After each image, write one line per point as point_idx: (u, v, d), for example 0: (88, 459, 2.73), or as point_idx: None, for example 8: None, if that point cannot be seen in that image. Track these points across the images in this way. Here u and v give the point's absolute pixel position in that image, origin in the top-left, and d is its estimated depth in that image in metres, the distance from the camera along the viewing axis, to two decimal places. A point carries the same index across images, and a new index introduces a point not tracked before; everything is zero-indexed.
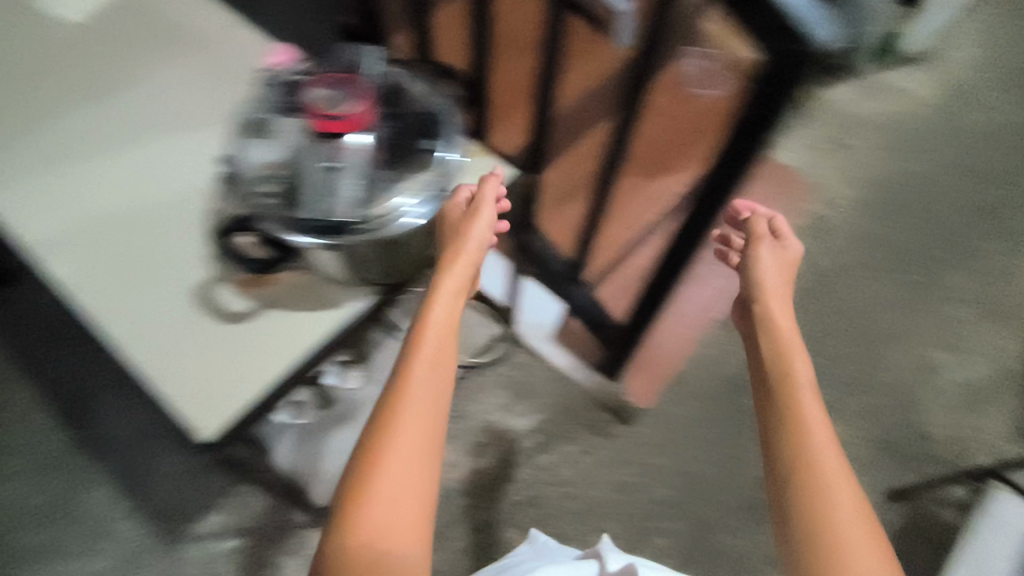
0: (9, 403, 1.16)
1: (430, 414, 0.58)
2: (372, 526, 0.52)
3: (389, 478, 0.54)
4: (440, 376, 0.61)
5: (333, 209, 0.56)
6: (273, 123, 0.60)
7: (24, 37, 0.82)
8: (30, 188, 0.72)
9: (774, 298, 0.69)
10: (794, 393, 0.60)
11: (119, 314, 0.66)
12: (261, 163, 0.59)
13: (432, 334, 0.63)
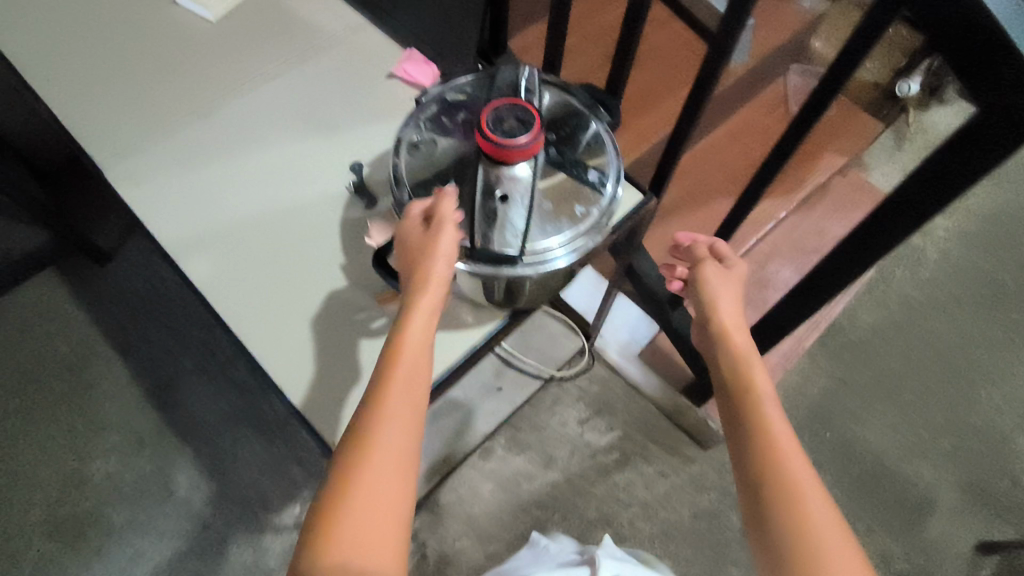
0: (103, 381, 1.19)
1: (401, 454, 0.50)
2: (343, 555, 0.47)
3: (350, 526, 0.47)
4: (410, 409, 0.52)
5: (497, 242, 0.56)
6: (436, 144, 0.61)
7: (162, 32, 0.83)
8: (168, 186, 0.74)
9: (733, 324, 0.60)
10: (780, 446, 0.52)
11: (259, 322, 0.69)
12: (424, 181, 0.59)
13: (410, 361, 0.54)
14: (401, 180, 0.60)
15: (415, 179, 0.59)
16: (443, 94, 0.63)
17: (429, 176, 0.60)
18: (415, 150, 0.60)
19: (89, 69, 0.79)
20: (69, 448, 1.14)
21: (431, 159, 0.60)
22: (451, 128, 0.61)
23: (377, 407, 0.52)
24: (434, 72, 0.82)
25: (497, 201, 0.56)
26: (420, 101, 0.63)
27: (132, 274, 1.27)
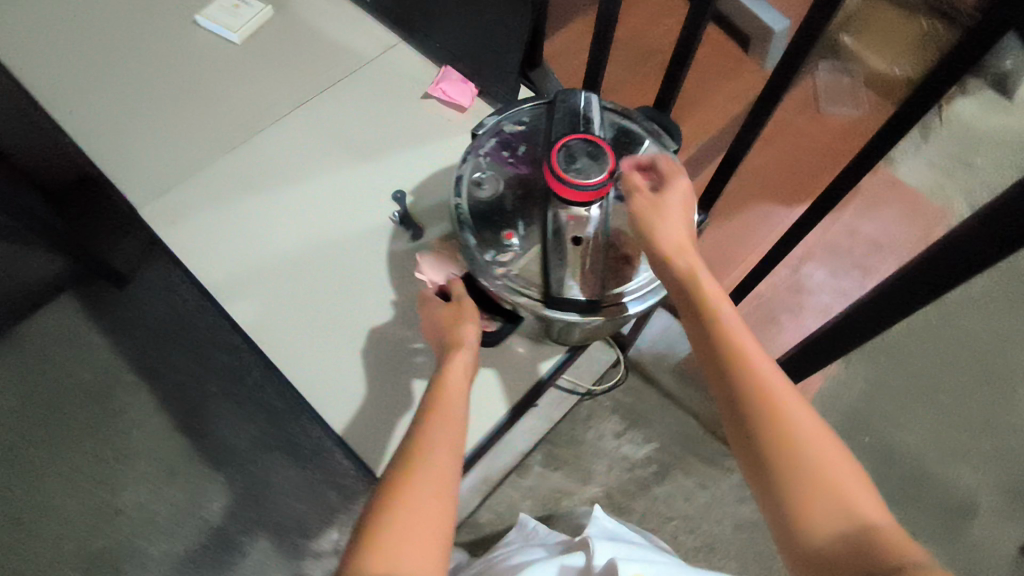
0: (129, 409, 1.15)
1: (441, 459, 0.50)
2: (386, 557, 0.45)
3: (400, 528, 0.46)
4: (452, 418, 0.53)
5: (570, 288, 0.56)
6: (497, 181, 0.60)
7: (188, 61, 0.80)
8: (208, 223, 0.72)
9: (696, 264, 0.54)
10: (764, 405, 0.47)
11: (310, 364, 0.67)
12: (487, 223, 0.59)
13: (458, 387, 0.55)
14: (464, 221, 0.59)
15: (480, 221, 0.59)
16: (500, 124, 0.62)
17: (494, 218, 0.59)
18: (478, 190, 0.60)
19: (118, 105, 0.77)
20: (97, 480, 1.10)
21: (491, 197, 0.60)
22: (514, 165, 0.61)
23: (426, 420, 0.53)
24: (472, 90, 0.80)
25: (570, 243, 0.56)
26: (477, 135, 0.62)
27: (153, 297, 1.23)
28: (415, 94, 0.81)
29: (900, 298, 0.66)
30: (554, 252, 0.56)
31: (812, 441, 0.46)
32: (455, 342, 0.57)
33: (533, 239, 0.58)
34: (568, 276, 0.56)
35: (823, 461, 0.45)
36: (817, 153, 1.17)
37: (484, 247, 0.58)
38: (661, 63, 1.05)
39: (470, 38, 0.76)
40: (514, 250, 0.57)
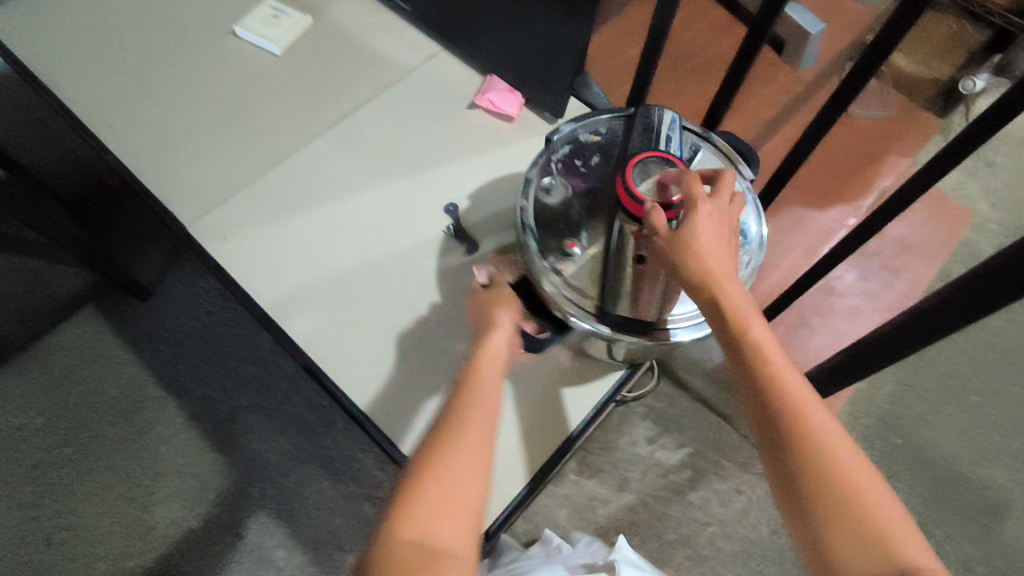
0: (158, 423, 1.13)
1: (477, 436, 0.47)
2: (413, 527, 0.43)
3: (429, 499, 0.44)
4: (488, 396, 0.50)
5: (627, 308, 0.56)
6: (563, 190, 0.60)
7: (229, 75, 0.80)
8: (259, 240, 0.71)
9: (730, 279, 0.48)
10: (805, 442, 0.43)
11: (365, 381, 0.65)
12: (550, 232, 0.58)
13: (494, 368, 0.52)
14: (528, 224, 0.58)
15: (545, 227, 0.58)
16: (576, 132, 0.62)
17: (560, 225, 0.58)
18: (547, 197, 0.59)
19: (160, 121, 0.76)
20: (128, 496, 1.09)
21: (556, 207, 0.59)
22: (586, 176, 0.60)
23: (462, 398, 0.50)
24: (520, 100, 0.79)
25: (632, 262, 0.55)
26: (552, 141, 0.62)
27: (178, 310, 1.21)
28: (460, 105, 0.80)
29: (919, 332, 0.65)
30: (615, 269, 0.55)
31: (855, 472, 0.42)
32: (489, 326, 0.56)
33: (595, 249, 0.57)
34: (625, 296, 0.55)
35: (867, 499, 0.41)
36: (855, 154, 1.15)
37: (545, 253, 0.57)
38: (694, 68, 1.04)
39: (518, 47, 0.74)
40: (576, 260, 0.57)
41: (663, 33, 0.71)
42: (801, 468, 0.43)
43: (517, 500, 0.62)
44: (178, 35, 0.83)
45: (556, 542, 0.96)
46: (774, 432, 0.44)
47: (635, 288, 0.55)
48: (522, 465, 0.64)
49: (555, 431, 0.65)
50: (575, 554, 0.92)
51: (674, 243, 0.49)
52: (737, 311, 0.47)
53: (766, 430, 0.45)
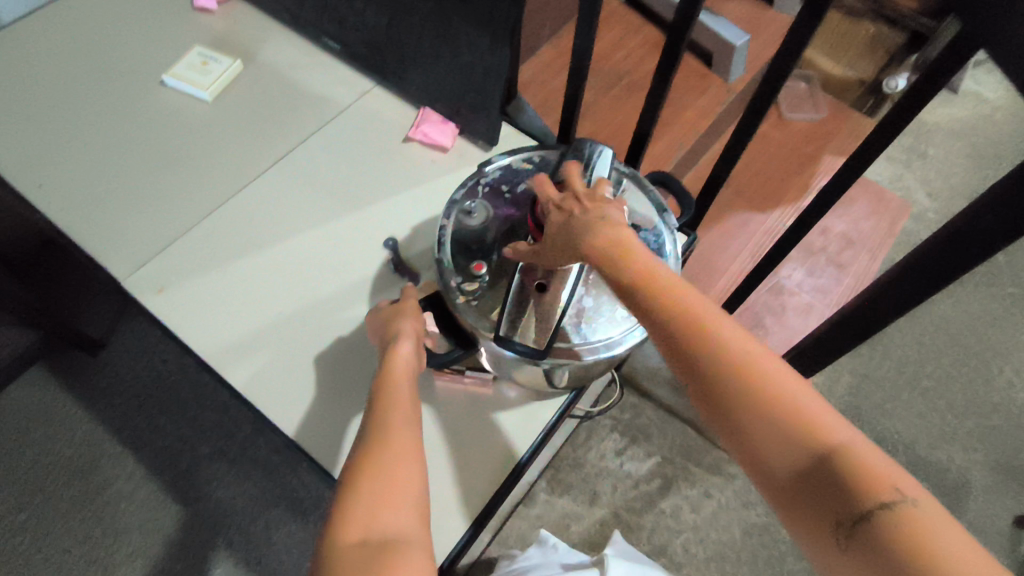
0: (116, 480, 1.10)
1: (400, 429, 0.45)
2: (360, 528, 0.39)
3: (369, 497, 0.41)
4: (405, 397, 0.49)
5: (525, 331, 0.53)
6: (478, 217, 0.60)
7: (163, 125, 0.80)
8: (196, 287, 0.70)
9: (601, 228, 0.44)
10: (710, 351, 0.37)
11: (311, 421, 0.64)
12: (464, 258, 0.58)
13: (408, 375, 0.52)
14: (445, 243, 0.59)
15: (460, 247, 0.59)
16: (508, 160, 0.64)
17: (474, 247, 0.59)
18: (467, 219, 0.60)
19: (91, 177, 0.76)
20: (88, 559, 1.05)
21: (476, 232, 0.60)
22: (508, 206, 0.61)
23: (379, 403, 0.48)
24: (454, 130, 0.80)
25: (534, 290, 0.54)
26: (486, 166, 0.64)
27: (130, 360, 1.18)
28: (396, 138, 0.81)
29: (862, 323, 0.68)
30: (517, 294, 0.53)
31: (776, 375, 0.36)
32: (394, 337, 0.55)
33: (503, 275, 0.57)
34: (521, 322, 0.53)
35: (791, 399, 0.36)
36: (791, 156, 1.18)
37: (454, 271, 0.57)
38: (628, 85, 1.07)
39: (447, 79, 0.75)
40: (484, 282, 0.57)
41: (585, 56, 0.73)
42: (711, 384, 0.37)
43: (464, 537, 0.61)
44: (109, 88, 0.82)
45: (551, 541, 0.81)
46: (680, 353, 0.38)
47: (534, 316, 0.53)
48: (476, 492, 0.63)
49: (502, 457, 0.64)
50: (577, 557, 0.77)
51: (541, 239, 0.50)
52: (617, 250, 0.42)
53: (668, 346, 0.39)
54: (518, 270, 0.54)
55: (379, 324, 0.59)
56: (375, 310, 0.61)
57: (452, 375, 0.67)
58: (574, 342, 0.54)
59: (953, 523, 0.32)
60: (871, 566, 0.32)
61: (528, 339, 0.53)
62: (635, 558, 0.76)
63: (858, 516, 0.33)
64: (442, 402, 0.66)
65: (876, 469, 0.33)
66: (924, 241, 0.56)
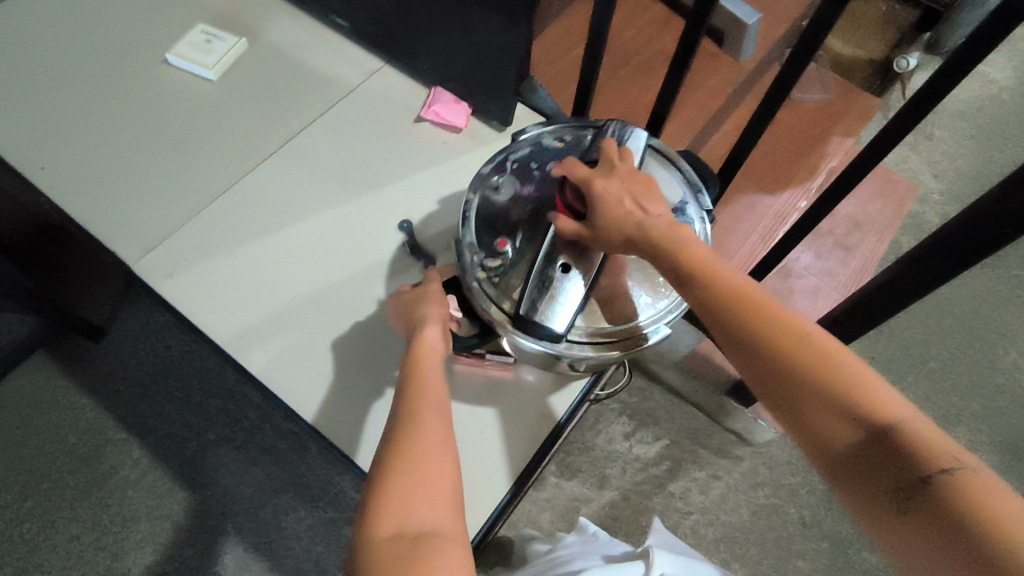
0: (122, 468, 1.09)
1: (432, 420, 0.44)
2: (395, 521, 0.38)
3: (404, 490, 0.40)
4: (434, 385, 0.48)
5: (541, 315, 0.51)
6: (502, 194, 0.59)
7: (166, 105, 0.78)
8: (208, 271, 0.69)
9: (652, 220, 0.49)
10: (762, 330, 0.41)
11: (330, 410, 0.63)
12: (488, 237, 0.57)
13: (436, 361, 0.50)
14: (470, 219, 0.58)
15: (483, 223, 0.58)
16: (539, 137, 0.63)
17: (497, 224, 0.58)
18: (493, 195, 0.59)
19: (94, 158, 0.73)
20: (96, 547, 1.04)
21: (502, 207, 0.59)
22: (536, 181, 0.59)
23: (408, 391, 0.47)
24: (466, 110, 0.79)
25: (557, 271, 0.52)
26: (516, 141, 0.62)
27: (133, 347, 1.17)
28: (408, 118, 0.79)
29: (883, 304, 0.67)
30: (538, 272, 0.52)
31: (829, 353, 0.40)
32: (419, 322, 0.54)
33: (527, 253, 0.56)
34: (540, 300, 0.51)
35: (845, 374, 0.39)
36: (801, 137, 1.17)
37: (477, 248, 0.57)
38: (638, 65, 1.05)
39: (460, 58, 0.74)
40: (506, 259, 0.56)
41: (602, 33, 0.71)
42: (767, 369, 0.41)
43: (486, 525, 0.61)
44: (109, 68, 0.79)
45: (593, 532, 0.80)
46: (733, 342, 0.42)
47: (555, 295, 0.51)
48: (497, 479, 0.62)
49: (524, 443, 0.64)
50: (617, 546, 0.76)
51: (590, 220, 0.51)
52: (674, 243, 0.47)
53: (727, 329, 0.43)
54: (543, 249, 0.53)
55: (401, 310, 0.58)
56: (397, 295, 0.60)
57: (473, 359, 0.66)
58: (598, 331, 0.54)
59: (1009, 488, 0.34)
60: (931, 525, 0.34)
61: (548, 321, 0.51)
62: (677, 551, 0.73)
63: (921, 479, 0.35)
64: (462, 385, 0.66)
65: (933, 438, 0.36)
66: (948, 222, 0.55)
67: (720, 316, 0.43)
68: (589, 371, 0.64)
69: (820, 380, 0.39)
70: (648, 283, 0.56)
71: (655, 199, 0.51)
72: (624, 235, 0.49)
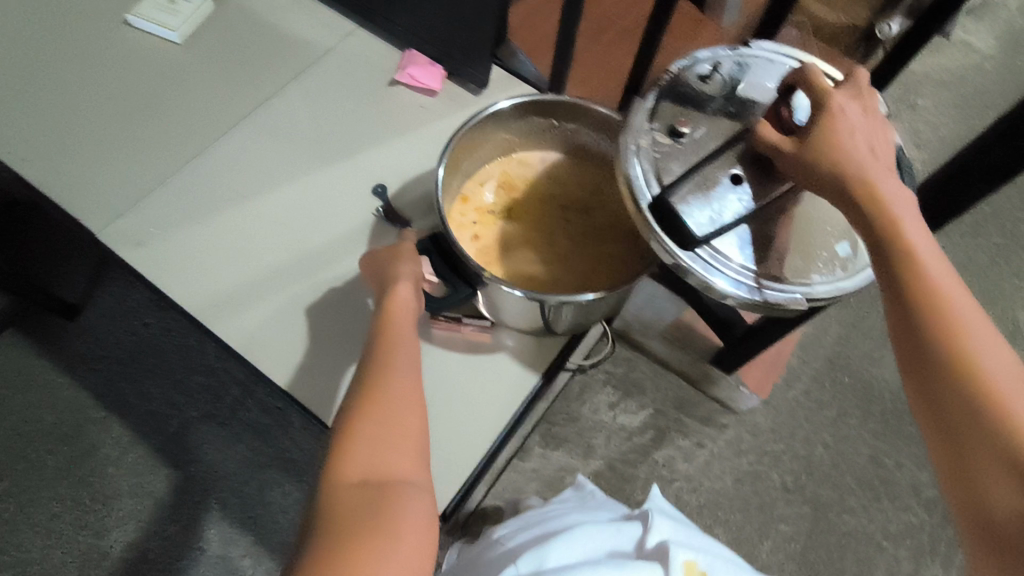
0: (103, 446, 1.08)
1: (402, 375, 0.46)
2: (361, 466, 0.41)
3: (371, 440, 0.42)
4: (406, 343, 0.50)
5: (680, 205, 0.49)
6: (706, 85, 0.56)
7: (132, 69, 0.75)
8: (179, 238, 0.67)
9: (886, 180, 0.43)
10: (937, 332, 0.38)
11: (306, 376, 0.62)
12: (669, 120, 0.54)
13: (406, 321, 0.51)
14: (661, 95, 0.55)
15: (673, 102, 0.55)
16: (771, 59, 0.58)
17: (687, 107, 0.55)
18: (700, 82, 0.56)
19: (57, 124, 0.71)
20: (79, 524, 1.03)
21: (696, 98, 0.56)
22: (737, 102, 0.55)
23: (377, 350, 0.48)
24: (442, 73, 0.77)
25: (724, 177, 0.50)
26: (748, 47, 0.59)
27: (109, 324, 1.15)
28: (383, 83, 0.77)
29: None
30: (706, 171, 0.50)
31: (998, 389, 0.37)
32: (392, 279, 0.54)
33: (699, 149, 0.53)
34: (691, 193, 0.49)
35: (1002, 412, 0.36)
36: None
37: (655, 124, 0.54)
38: (620, 30, 1.03)
39: (435, 18, 0.72)
40: (675, 143, 0.53)
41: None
42: (941, 384, 0.38)
43: (463, 489, 0.60)
44: (70, 31, 0.77)
45: (589, 490, 0.77)
46: (922, 357, 0.39)
47: (709, 196, 0.49)
48: (475, 444, 0.62)
49: (503, 406, 0.63)
50: (615, 508, 0.74)
51: (804, 140, 0.45)
52: (887, 202, 0.42)
53: (902, 314, 0.40)
54: (728, 154, 0.51)
55: (373, 270, 0.57)
56: (369, 255, 0.59)
57: (450, 324, 0.65)
58: (732, 266, 0.48)
59: None
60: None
61: (687, 216, 0.48)
62: (677, 529, 0.65)
63: None
64: (439, 351, 0.65)
65: None
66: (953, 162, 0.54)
67: (918, 326, 0.39)
68: (565, 332, 0.63)
69: (978, 406, 0.37)
70: (804, 246, 0.51)
71: (886, 157, 0.45)
72: (838, 181, 0.43)
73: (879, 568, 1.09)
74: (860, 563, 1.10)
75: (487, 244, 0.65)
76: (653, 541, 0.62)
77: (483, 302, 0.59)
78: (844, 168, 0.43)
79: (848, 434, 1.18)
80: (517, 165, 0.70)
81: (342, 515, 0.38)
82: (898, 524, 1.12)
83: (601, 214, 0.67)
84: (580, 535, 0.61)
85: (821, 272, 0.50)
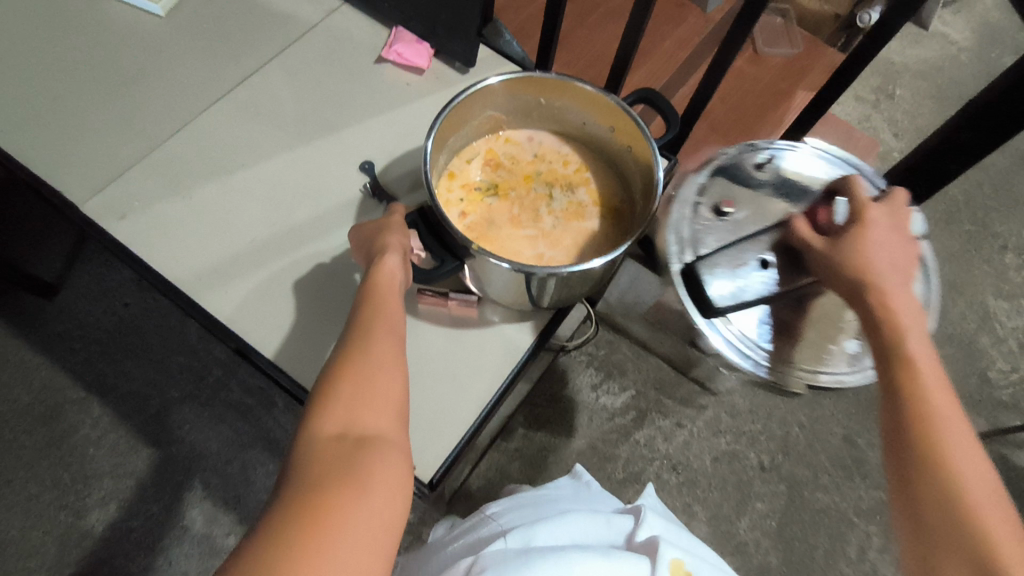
0: (82, 426, 1.07)
1: (385, 341, 0.47)
2: (338, 423, 0.42)
3: (349, 399, 0.43)
4: (391, 311, 0.50)
5: (700, 271, 0.61)
6: (759, 175, 0.65)
7: (112, 43, 0.74)
8: (162, 212, 0.67)
9: (898, 294, 0.49)
10: (916, 403, 0.44)
11: (292, 351, 0.62)
12: (717, 197, 0.64)
13: (393, 290, 0.52)
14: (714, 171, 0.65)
15: (726, 180, 0.65)
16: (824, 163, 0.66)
17: (735, 187, 0.65)
18: (755, 170, 0.65)
19: (33, 97, 0.70)
20: (59, 504, 1.03)
21: (744, 182, 0.65)
22: (784, 193, 0.64)
23: (364, 316, 0.49)
24: (428, 51, 0.77)
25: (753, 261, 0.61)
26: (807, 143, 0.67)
27: (87, 304, 1.13)
28: (368, 59, 0.77)
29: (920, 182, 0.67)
30: (740, 250, 0.62)
31: (960, 457, 0.42)
32: (380, 251, 0.54)
33: (740, 227, 0.63)
34: (720, 267, 0.61)
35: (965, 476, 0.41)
36: (766, 90, 1.17)
37: (704, 198, 0.64)
38: (605, 13, 1.03)
39: None
40: (718, 221, 0.63)
41: None
42: (911, 443, 0.43)
43: (449, 460, 0.61)
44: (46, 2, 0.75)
45: (585, 480, 0.74)
46: (898, 428, 0.44)
47: (733, 274, 0.61)
48: (462, 417, 0.62)
49: (490, 380, 0.64)
50: (609, 502, 0.70)
51: (834, 242, 0.52)
52: (891, 298, 0.49)
53: (889, 384, 0.46)
54: (761, 240, 0.61)
55: (361, 241, 0.58)
56: (358, 227, 0.59)
57: (437, 299, 0.66)
58: (741, 339, 0.59)
59: None
60: None
61: (708, 285, 0.60)
62: (670, 529, 0.58)
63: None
64: (426, 325, 0.66)
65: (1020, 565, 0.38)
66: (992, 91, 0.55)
67: (902, 420, 0.44)
68: (552, 308, 0.64)
69: (944, 465, 0.42)
70: (816, 337, 0.59)
71: (902, 265, 0.51)
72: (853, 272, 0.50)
73: (850, 544, 1.13)
74: (832, 539, 1.13)
75: (474, 220, 0.65)
76: (643, 532, 0.56)
77: (472, 277, 0.60)
78: (860, 262, 0.50)
79: (822, 415, 1.21)
80: (503, 144, 0.71)
81: (317, 466, 0.39)
82: (868, 501, 1.15)
83: (585, 192, 0.68)
84: (564, 523, 0.56)
85: (828, 364, 0.58)
